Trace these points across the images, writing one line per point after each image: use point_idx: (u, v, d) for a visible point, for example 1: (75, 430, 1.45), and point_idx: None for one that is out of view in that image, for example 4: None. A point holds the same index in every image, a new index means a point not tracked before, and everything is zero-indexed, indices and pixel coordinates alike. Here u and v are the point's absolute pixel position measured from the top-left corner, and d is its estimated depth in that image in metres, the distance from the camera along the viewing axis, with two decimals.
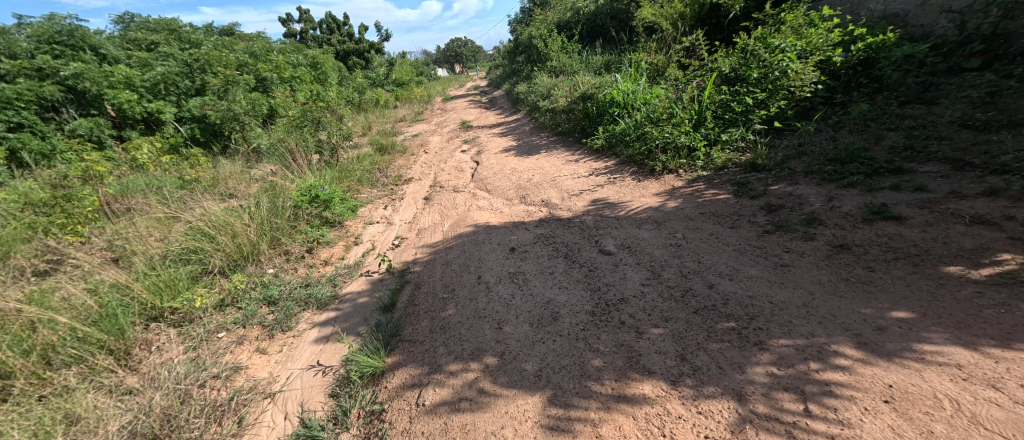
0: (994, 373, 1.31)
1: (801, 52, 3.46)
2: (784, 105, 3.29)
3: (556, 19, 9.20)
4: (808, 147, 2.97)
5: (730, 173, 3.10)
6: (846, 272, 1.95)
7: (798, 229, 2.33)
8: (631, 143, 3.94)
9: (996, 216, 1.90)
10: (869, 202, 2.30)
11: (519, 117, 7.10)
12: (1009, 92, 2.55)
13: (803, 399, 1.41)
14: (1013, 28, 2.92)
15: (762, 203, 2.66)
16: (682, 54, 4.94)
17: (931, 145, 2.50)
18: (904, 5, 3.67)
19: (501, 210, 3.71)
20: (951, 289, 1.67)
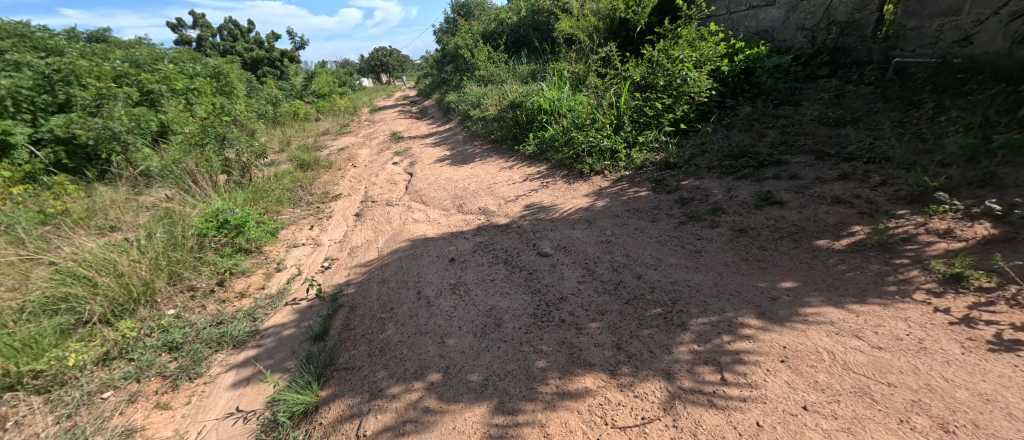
0: (856, 325, 1.61)
1: (697, 62, 3.93)
2: (687, 109, 3.69)
3: (481, 30, 9.36)
4: (709, 145, 3.36)
5: (648, 171, 3.39)
6: (746, 253, 2.23)
7: (706, 218, 2.62)
8: (560, 148, 4.12)
9: (848, 195, 2.33)
10: (758, 190, 2.67)
11: (452, 126, 7.06)
12: (848, 95, 3.15)
13: (720, 370, 1.58)
14: (847, 43, 3.63)
15: (675, 197, 2.95)
16: (599, 63, 5.32)
17: (800, 140, 2.98)
18: (771, 23, 4.37)
19: (438, 221, 3.64)
20: (822, 259, 2.00)
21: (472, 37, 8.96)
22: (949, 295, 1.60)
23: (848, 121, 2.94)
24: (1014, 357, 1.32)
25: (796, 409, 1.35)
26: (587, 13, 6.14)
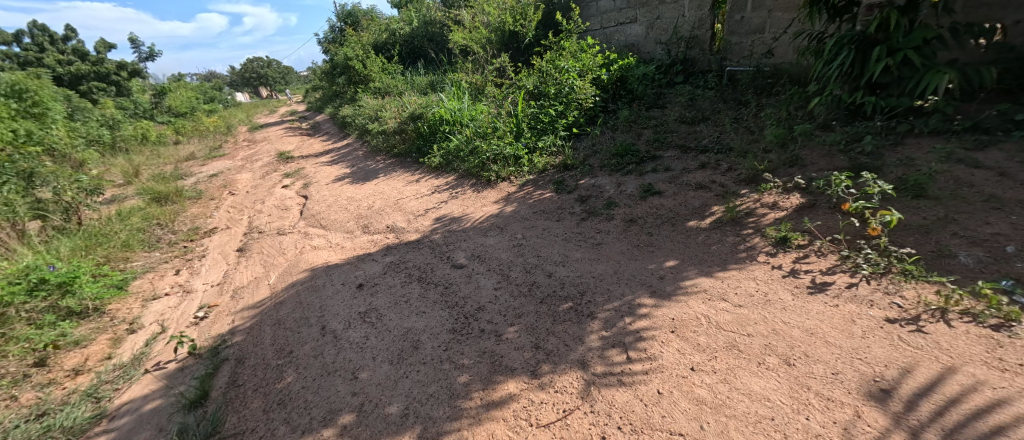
0: (723, 290, 1.92)
1: (580, 72, 4.32)
2: (577, 114, 4.03)
3: (372, 40, 8.95)
4: (599, 146, 3.70)
5: (549, 174, 3.59)
6: (636, 239, 2.50)
7: (602, 212, 2.88)
8: (465, 158, 4.14)
9: (707, 181, 2.77)
10: (641, 183, 3.02)
11: (350, 142, 6.58)
12: (698, 97, 3.77)
13: (625, 350, 1.73)
14: (692, 55, 4.36)
15: (575, 196, 3.18)
16: (495, 74, 5.51)
17: (668, 136, 3.46)
18: (635, 38, 5.02)
19: (341, 245, 3.34)
20: (693, 237, 2.35)
21: (363, 48, 8.51)
22: (780, 253, 2.00)
23: (701, 119, 3.52)
24: (823, 295, 1.71)
25: (686, 371, 1.55)
26: (478, 25, 6.32)
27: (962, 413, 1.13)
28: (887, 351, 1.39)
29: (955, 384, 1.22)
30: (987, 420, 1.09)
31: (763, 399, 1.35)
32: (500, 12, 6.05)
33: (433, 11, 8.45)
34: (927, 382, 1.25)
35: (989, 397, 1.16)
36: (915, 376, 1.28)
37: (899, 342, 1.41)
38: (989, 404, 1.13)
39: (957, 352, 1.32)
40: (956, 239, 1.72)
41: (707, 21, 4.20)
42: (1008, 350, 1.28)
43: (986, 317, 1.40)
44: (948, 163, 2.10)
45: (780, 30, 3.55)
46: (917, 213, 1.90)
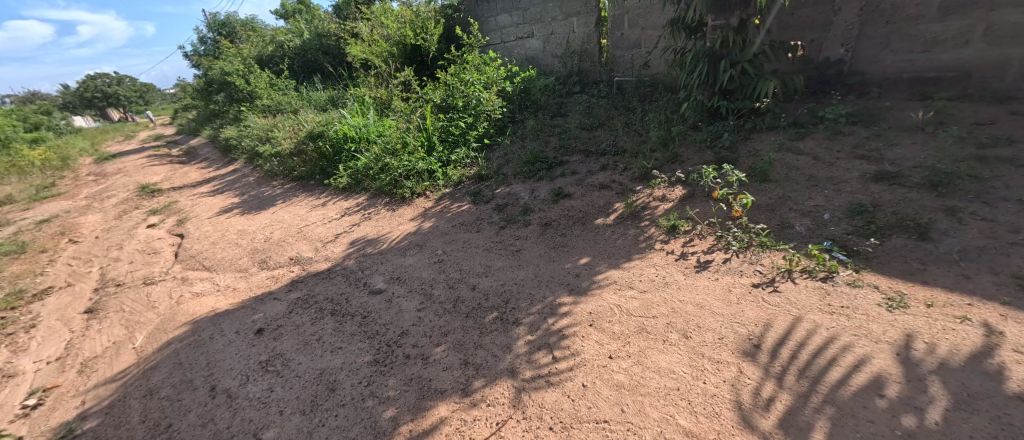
0: (630, 279, 2.11)
1: (486, 85, 4.43)
2: (487, 125, 4.11)
3: (256, 53, 8.04)
4: (511, 154, 3.81)
5: (466, 185, 3.59)
6: (552, 241, 2.62)
7: (519, 219, 2.95)
8: (376, 176, 3.93)
9: (608, 181, 3.03)
10: (553, 188, 3.18)
11: (238, 168, 5.78)
12: (595, 105, 4.13)
13: (551, 350, 1.79)
14: (585, 67, 4.78)
15: (492, 205, 3.22)
16: (400, 88, 5.36)
17: (573, 142, 3.72)
18: (534, 51, 5.34)
19: (232, 287, 2.89)
20: (601, 233, 2.54)
21: (245, 62, 7.59)
22: (672, 240, 2.27)
23: (599, 125, 3.86)
24: (707, 272, 1.98)
25: (605, 360, 1.66)
26: (378, 38, 6.11)
27: (809, 354, 1.42)
28: (756, 312, 1.67)
29: (802, 331, 1.51)
30: (824, 357, 1.38)
31: (670, 373, 1.51)
32: (399, 25, 5.92)
33: (326, 23, 7.93)
34: (784, 333, 1.53)
35: (826, 337, 1.46)
36: (776, 330, 1.55)
37: (762, 302, 1.71)
38: (825, 343, 1.44)
39: (801, 304, 1.64)
40: (792, 212, 2.13)
41: (593, 36, 4.63)
42: (832, 296, 1.63)
43: (816, 272, 1.76)
44: (782, 152, 2.61)
45: (652, 45, 4.07)
46: (765, 194, 2.32)
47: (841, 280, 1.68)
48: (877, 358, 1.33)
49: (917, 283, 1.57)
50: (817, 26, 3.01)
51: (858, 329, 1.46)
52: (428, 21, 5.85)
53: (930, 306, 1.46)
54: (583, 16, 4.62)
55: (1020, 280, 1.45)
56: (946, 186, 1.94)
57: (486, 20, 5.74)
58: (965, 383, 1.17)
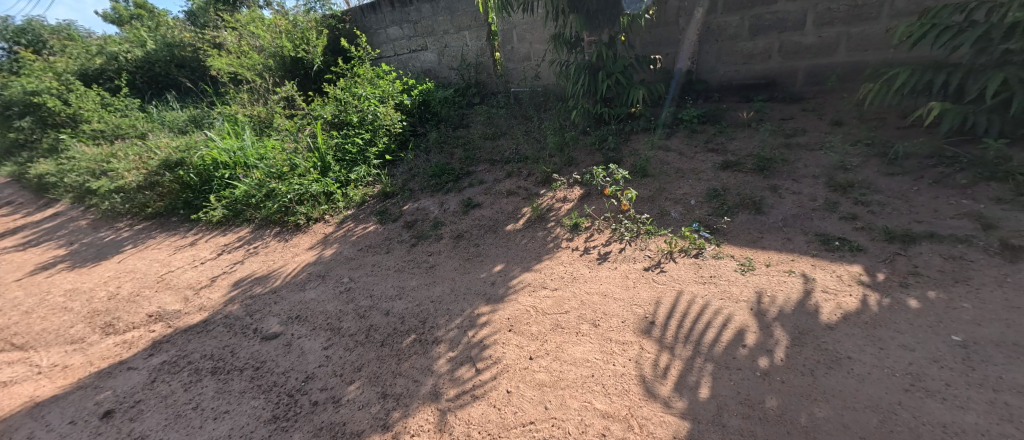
0: (542, 279, 2.19)
1: (381, 98, 4.25)
2: (387, 141, 3.94)
3: (76, 67, 6.46)
4: (416, 169, 3.70)
5: (370, 205, 3.37)
6: (465, 253, 2.61)
7: (430, 234, 2.87)
8: (261, 204, 3.46)
9: (514, 187, 3.14)
10: (462, 199, 3.17)
11: (62, 211, 4.53)
12: (495, 116, 4.27)
13: (473, 363, 1.75)
14: (482, 79, 4.93)
15: (401, 223, 3.08)
16: (283, 104, 4.84)
17: (478, 152, 3.77)
18: (430, 64, 5.33)
19: (60, 365, 2.22)
20: (512, 239, 2.61)
21: (61, 78, 6.05)
22: (575, 237, 2.44)
23: (501, 134, 3.98)
24: (607, 263, 2.17)
25: (526, 362, 1.69)
26: (248, 50, 5.42)
27: (691, 321, 1.64)
28: (649, 292, 1.88)
29: (685, 302, 1.75)
30: (703, 321, 1.62)
31: (585, 362, 1.60)
32: (274, 36, 5.35)
33: (178, 31, 6.76)
34: (671, 306, 1.75)
35: (702, 304, 1.72)
36: (665, 305, 1.77)
37: (653, 283, 1.93)
38: (702, 309, 1.69)
39: (682, 279, 1.90)
40: (668, 201, 2.47)
41: (486, 49, 4.76)
42: (703, 268, 1.92)
43: (689, 250, 2.05)
44: (656, 150, 3.01)
45: (540, 58, 4.37)
46: (646, 187, 2.65)
47: (708, 255, 1.99)
48: (738, 315, 1.61)
49: (758, 248, 1.94)
50: (668, 43, 3.56)
51: (723, 293, 1.74)
52: (308, 32, 5.39)
53: (769, 266, 1.82)
54: (474, 30, 4.74)
55: (820, 236, 1.90)
56: (769, 170, 2.45)
57: (376, 33, 5.56)
58: (796, 323, 1.50)
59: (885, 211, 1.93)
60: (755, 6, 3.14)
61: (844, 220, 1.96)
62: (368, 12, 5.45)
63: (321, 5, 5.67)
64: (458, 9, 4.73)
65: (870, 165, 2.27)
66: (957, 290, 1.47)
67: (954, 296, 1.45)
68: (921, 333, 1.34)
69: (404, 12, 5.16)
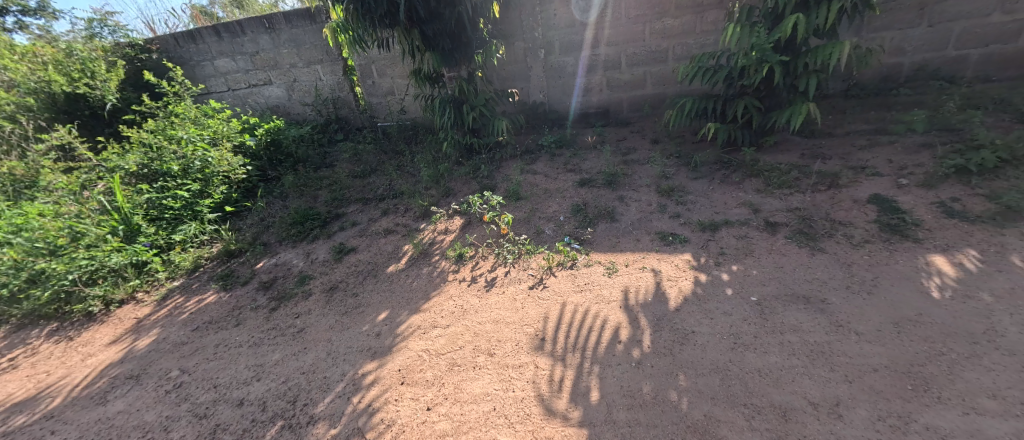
0: (431, 318, 2.04)
1: (212, 140, 3.58)
2: (226, 189, 3.30)
3: None
4: (270, 219, 3.18)
5: (208, 271, 2.71)
6: (341, 308, 2.23)
7: (295, 292, 2.41)
8: (19, 295, 2.39)
9: (392, 225, 2.96)
10: (332, 245, 2.82)
11: None
12: (363, 152, 4.04)
13: (362, 434, 1.47)
14: (343, 114, 4.72)
15: (254, 285, 2.54)
16: (55, 155, 3.66)
17: (346, 192, 3.47)
18: (278, 100, 4.84)
19: None
20: (395, 281, 2.40)
21: None
22: (461, 268, 2.39)
23: (371, 171, 3.76)
24: (495, 289, 2.16)
25: (424, 415, 1.50)
26: None
27: (576, 329, 1.74)
28: (535, 309, 1.94)
29: (568, 312, 1.86)
30: (585, 327, 1.74)
31: (484, 397, 1.52)
32: (33, 68, 4.04)
33: None
34: (557, 319, 1.84)
35: (581, 310, 1.85)
36: (552, 319, 1.85)
37: (538, 300, 2.01)
38: (582, 315, 1.82)
39: (561, 291, 2.03)
40: (541, 219, 2.66)
41: (344, 84, 4.55)
42: (578, 278, 2.09)
43: (564, 263, 2.22)
44: (524, 174, 3.25)
45: (404, 92, 4.34)
46: (520, 209, 2.82)
47: (580, 264, 2.19)
48: (612, 314, 1.78)
49: (618, 252, 2.23)
50: (521, 78, 3.97)
51: (598, 297, 1.92)
52: (92, 63, 4.27)
53: (627, 265, 2.10)
54: (328, 64, 4.46)
55: (659, 234, 2.29)
56: (615, 183, 2.89)
57: (202, 64, 4.80)
58: (654, 311, 1.74)
59: (696, 207, 2.46)
60: (583, 49, 3.72)
61: (672, 218, 2.41)
62: (187, 41, 4.66)
63: (108, 30, 4.50)
64: (305, 42, 4.38)
65: (681, 173, 2.88)
66: (748, 261, 1.93)
67: (747, 266, 1.91)
68: (733, 300, 1.71)
69: (237, 42, 4.55)
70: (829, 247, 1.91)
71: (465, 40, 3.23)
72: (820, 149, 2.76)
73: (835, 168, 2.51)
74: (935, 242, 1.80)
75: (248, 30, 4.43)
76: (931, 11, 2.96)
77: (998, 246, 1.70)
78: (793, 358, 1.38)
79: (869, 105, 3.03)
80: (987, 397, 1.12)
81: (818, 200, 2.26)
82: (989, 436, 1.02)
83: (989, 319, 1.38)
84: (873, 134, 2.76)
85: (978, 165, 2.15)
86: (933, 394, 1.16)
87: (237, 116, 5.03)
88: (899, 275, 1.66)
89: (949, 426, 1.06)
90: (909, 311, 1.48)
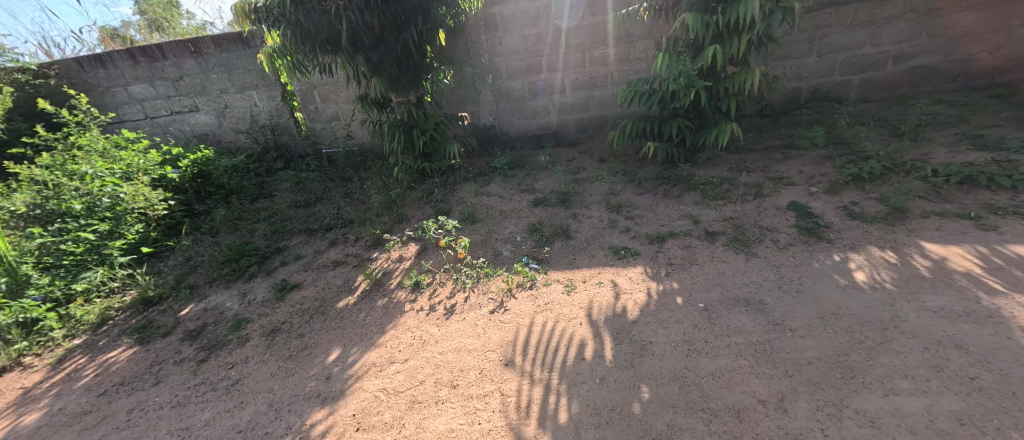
0: (387, 353, 1.88)
1: (124, 175, 3.20)
2: (143, 228, 2.93)
3: None
4: (198, 258, 2.86)
5: (118, 326, 2.30)
6: (283, 352, 1.97)
7: (228, 339, 2.11)
8: None
9: (341, 256, 2.79)
10: (273, 282, 2.57)
11: None
12: (306, 181, 3.84)
13: None
14: (283, 141, 4.45)
15: (177, 336, 2.18)
16: None
17: (287, 224, 3.24)
18: (207, 128, 4.48)
19: None
20: (345, 317, 2.19)
21: None
22: (418, 297, 2.27)
23: (316, 200, 3.56)
24: (455, 316, 2.07)
25: None
26: None
27: (541, 350, 1.71)
28: (498, 333, 1.88)
29: (532, 333, 1.82)
30: (550, 347, 1.71)
31: (450, 434, 1.41)
32: None
33: None
34: (520, 341, 1.79)
35: (543, 330, 1.83)
36: (516, 342, 1.80)
37: (501, 323, 1.95)
38: (546, 335, 1.79)
39: (522, 312, 2.00)
40: (498, 241, 2.65)
41: (284, 110, 4.32)
42: (539, 297, 2.08)
43: (524, 283, 2.21)
44: (479, 196, 3.25)
45: (350, 118, 4.21)
46: (476, 232, 2.79)
47: (540, 283, 2.19)
48: (575, 331, 1.78)
49: (575, 269, 2.27)
50: (470, 102, 4.04)
51: (559, 316, 1.91)
52: None
53: (585, 281, 2.13)
54: (264, 89, 4.21)
55: (613, 249, 2.37)
56: (568, 201, 2.97)
57: (113, 91, 4.33)
58: (613, 325, 1.77)
59: (644, 221, 2.60)
60: (529, 74, 3.88)
61: (623, 233, 2.52)
62: (95, 65, 4.20)
63: None
64: (237, 67, 4.12)
65: (628, 189, 3.05)
66: (693, 270, 2.06)
67: (692, 274, 2.03)
68: (684, 308, 1.80)
69: (155, 67, 4.17)
70: (761, 251, 2.09)
71: (412, 65, 3.23)
72: (744, 163, 3.07)
73: (758, 179, 2.79)
74: (844, 241, 2.04)
75: (170, 54, 4.08)
76: (819, 44, 3.47)
77: (892, 242, 1.97)
78: (741, 359, 1.47)
79: (778, 124, 3.46)
80: (900, 378, 1.26)
81: (748, 209, 2.49)
82: (906, 414, 1.14)
83: (893, 307, 1.58)
84: (785, 148, 3.13)
85: (868, 173, 2.50)
86: (859, 380, 1.29)
87: (156, 146, 4.56)
88: (820, 273, 1.86)
89: (875, 409, 1.17)
90: (831, 305, 1.65)
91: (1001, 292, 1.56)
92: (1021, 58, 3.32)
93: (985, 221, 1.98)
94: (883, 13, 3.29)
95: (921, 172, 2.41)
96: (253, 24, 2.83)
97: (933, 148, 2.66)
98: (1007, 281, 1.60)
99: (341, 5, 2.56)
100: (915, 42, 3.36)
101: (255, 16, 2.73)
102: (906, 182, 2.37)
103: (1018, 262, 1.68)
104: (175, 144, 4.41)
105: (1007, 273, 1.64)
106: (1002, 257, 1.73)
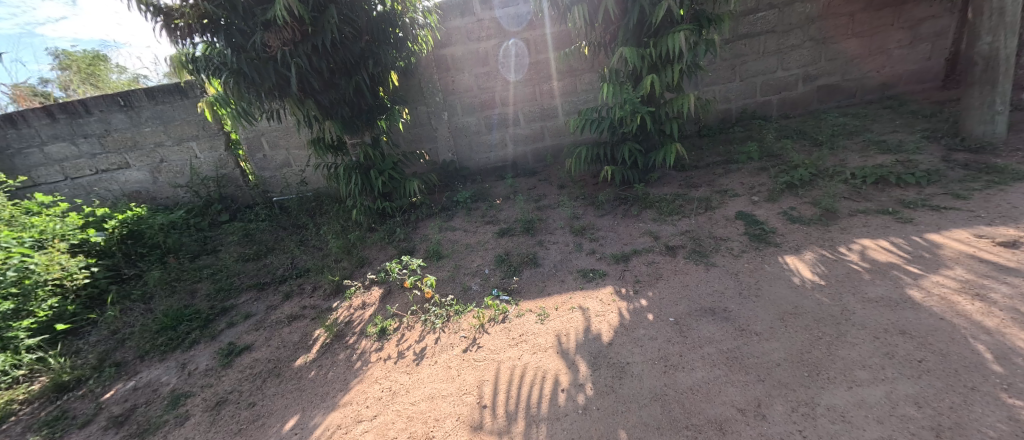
0: (352, 412, 1.69)
1: (37, 242, 2.84)
2: (57, 302, 2.55)
3: None
4: (127, 329, 2.53)
5: (22, 421, 1.89)
6: (231, 427, 1.72)
7: (162, 420, 1.82)
8: None
9: (297, 309, 2.58)
10: (218, 348, 2.30)
11: None
12: (255, 232, 3.61)
13: None
14: (229, 192, 4.21)
15: (98, 424, 1.84)
16: None
17: (234, 280, 2.99)
18: (139, 184, 4.14)
19: None
20: (303, 377, 1.99)
21: None
22: (384, 344, 2.12)
23: (266, 252, 3.34)
24: (426, 360, 1.93)
25: None
26: None
27: (520, 385, 1.63)
28: (472, 374, 1.77)
29: (508, 370, 1.74)
30: (528, 382, 1.63)
31: None
32: None
33: None
34: (498, 378, 1.70)
35: (519, 364, 1.75)
36: (493, 380, 1.70)
37: (475, 362, 1.85)
38: (523, 369, 1.72)
39: (496, 348, 1.91)
40: (465, 276, 2.59)
41: (228, 160, 4.11)
42: (513, 330, 2.01)
43: (497, 317, 2.13)
44: (443, 231, 3.21)
45: (302, 164, 4.09)
46: (441, 269, 2.72)
47: (513, 315, 2.12)
48: (551, 362, 1.73)
49: (546, 297, 2.23)
50: (428, 139, 4.08)
51: (536, 347, 1.85)
52: None
53: (558, 308, 2.10)
54: (205, 140, 4.00)
55: (581, 273, 2.39)
56: (533, 229, 2.99)
57: (26, 152, 3.94)
58: (589, 350, 1.74)
59: (608, 241, 2.66)
60: (483, 110, 4.00)
61: (589, 255, 2.56)
62: (4, 125, 3.83)
63: None
64: (174, 118, 3.90)
65: (588, 212, 3.13)
66: (659, 285, 2.11)
67: (659, 290, 2.07)
68: (656, 323, 1.82)
69: (77, 124, 3.86)
70: (719, 261, 2.19)
71: (364, 107, 3.20)
72: (691, 178, 3.28)
73: (706, 193, 2.98)
74: (789, 244, 2.20)
75: (95, 109, 3.80)
76: (739, 70, 3.90)
77: (829, 241, 2.15)
78: (715, 369, 1.48)
79: (716, 142, 3.77)
80: (860, 369, 1.33)
81: (701, 222, 2.63)
82: (871, 404, 1.19)
83: (840, 301, 1.70)
84: (725, 163, 3.40)
85: (799, 180, 2.75)
86: (824, 376, 1.34)
87: (76, 208, 4.12)
88: (773, 276, 1.97)
89: (843, 403, 1.21)
90: (787, 305, 1.74)
91: (926, 276, 1.72)
92: (901, 75, 3.92)
93: (901, 214, 2.22)
94: (787, 42, 3.77)
95: (843, 176, 2.68)
96: (189, 74, 2.69)
97: (848, 155, 3.00)
98: (929, 267, 1.77)
99: (288, 51, 2.53)
100: (817, 65, 3.87)
101: (193, 66, 2.61)
102: (832, 185, 2.62)
103: (933, 248, 1.89)
104: (100, 204, 4.02)
105: (929, 259, 1.82)
106: (921, 245, 1.94)
